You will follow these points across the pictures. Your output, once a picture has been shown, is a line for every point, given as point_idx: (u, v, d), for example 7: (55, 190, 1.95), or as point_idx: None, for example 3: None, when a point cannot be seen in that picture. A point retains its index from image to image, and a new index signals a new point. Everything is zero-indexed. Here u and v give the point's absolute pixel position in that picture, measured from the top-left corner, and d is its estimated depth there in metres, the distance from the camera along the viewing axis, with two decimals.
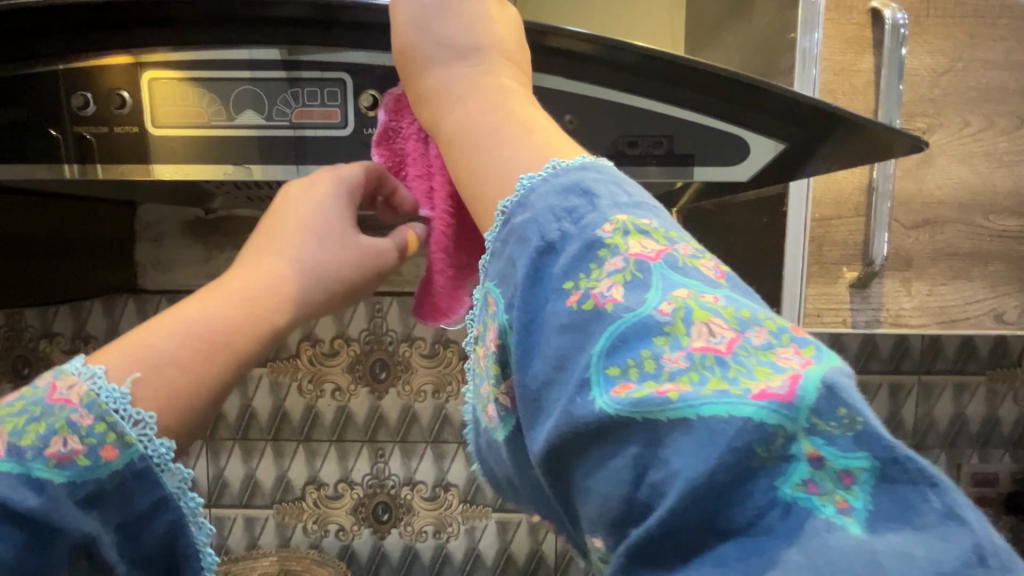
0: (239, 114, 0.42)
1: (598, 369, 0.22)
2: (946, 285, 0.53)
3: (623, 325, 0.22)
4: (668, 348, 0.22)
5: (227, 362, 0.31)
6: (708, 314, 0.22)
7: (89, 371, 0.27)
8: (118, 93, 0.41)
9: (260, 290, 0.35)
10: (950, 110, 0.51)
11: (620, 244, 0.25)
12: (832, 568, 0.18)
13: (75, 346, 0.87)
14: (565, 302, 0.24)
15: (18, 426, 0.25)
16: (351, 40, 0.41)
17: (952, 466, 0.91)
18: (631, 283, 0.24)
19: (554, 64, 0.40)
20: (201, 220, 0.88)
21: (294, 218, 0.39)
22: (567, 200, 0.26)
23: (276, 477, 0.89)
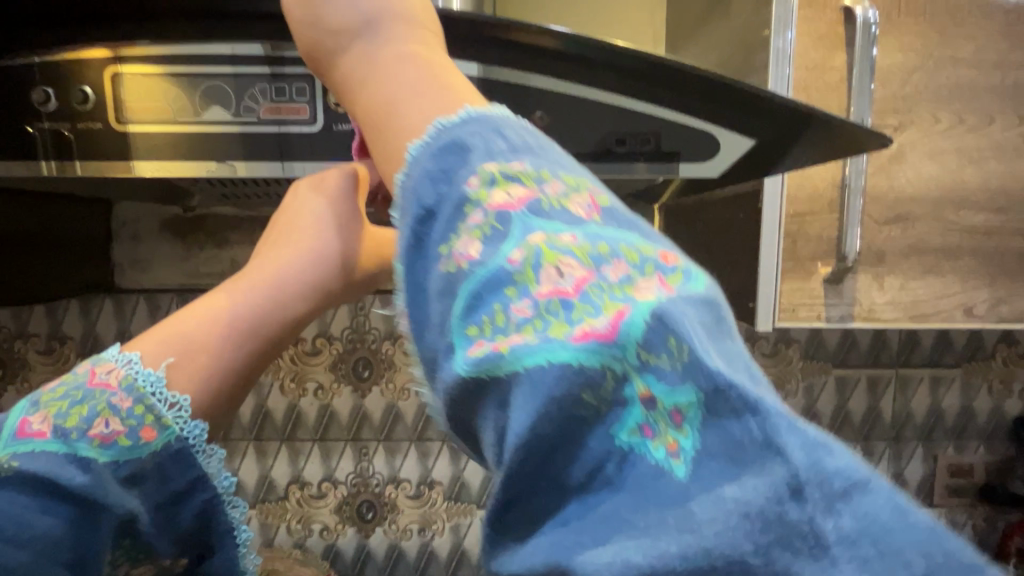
0: (205, 111, 0.41)
1: (460, 331, 0.24)
2: (918, 279, 0.54)
3: (477, 283, 0.24)
4: (516, 298, 0.24)
5: (253, 344, 0.35)
6: (557, 256, 0.24)
7: (127, 359, 0.32)
8: (80, 89, 0.40)
9: (280, 277, 0.38)
10: (920, 107, 0.52)
11: (483, 197, 0.26)
12: (651, 519, 0.20)
13: (51, 346, 0.86)
14: (434, 266, 0.26)
15: (64, 410, 0.30)
16: None
17: (928, 458, 0.93)
18: (488, 237, 0.25)
19: (521, 58, 0.39)
20: (180, 218, 0.87)
21: (306, 211, 0.42)
22: (440, 160, 0.27)
23: (258, 477, 0.88)
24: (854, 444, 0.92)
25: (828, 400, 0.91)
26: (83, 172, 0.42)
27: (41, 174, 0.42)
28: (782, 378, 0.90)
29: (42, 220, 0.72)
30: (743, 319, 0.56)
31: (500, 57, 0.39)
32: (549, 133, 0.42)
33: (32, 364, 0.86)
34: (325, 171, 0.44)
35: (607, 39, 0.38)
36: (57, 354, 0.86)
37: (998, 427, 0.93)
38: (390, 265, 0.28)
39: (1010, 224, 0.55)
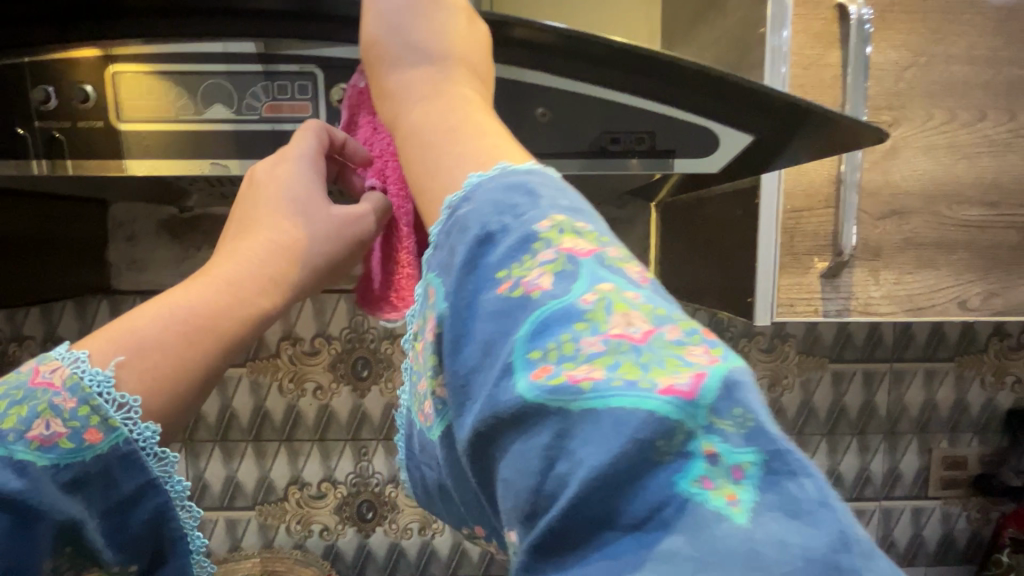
0: (208, 108, 0.41)
1: (521, 356, 0.23)
2: (913, 273, 0.55)
3: (547, 312, 0.23)
4: (587, 332, 0.23)
5: (209, 340, 0.34)
6: (628, 307, 0.23)
7: (73, 357, 0.31)
8: (83, 88, 0.40)
9: (236, 275, 0.36)
10: (914, 104, 0.53)
11: (554, 238, 0.25)
12: (714, 557, 0.18)
13: (47, 349, 0.85)
14: (495, 290, 0.25)
15: (2, 410, 0.28)
16: (327, 34, 0.40)
17: (923, 451, 0.94)
18: (560, 273, 0.24)
19: (526, 58, 0.40)
20: (176, 219, 0.87)
21: (263, 200, 0.40)
22: (510, 196, 0.27)
23: (257, 479, 0.88)
24: (850, 437, 0.93)
25: (824, 396, 0.92)
26: (80, 171, 0.42)
27: (30, 173, 0.42)
28: (779, 374, 0.90)
29: (37, 222, 0.72)
30: (741, 314, 0.56)
31: (501, 52, 0.40)
32: (549, 130, 0.42)
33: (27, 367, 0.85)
34: (282, 156, 0.41)
35: (607, 36, 0.38)
36: None
37: (992, 419, 0.95)
38: (439, 284, 0.27)
39: (1002, 217, 0.55)
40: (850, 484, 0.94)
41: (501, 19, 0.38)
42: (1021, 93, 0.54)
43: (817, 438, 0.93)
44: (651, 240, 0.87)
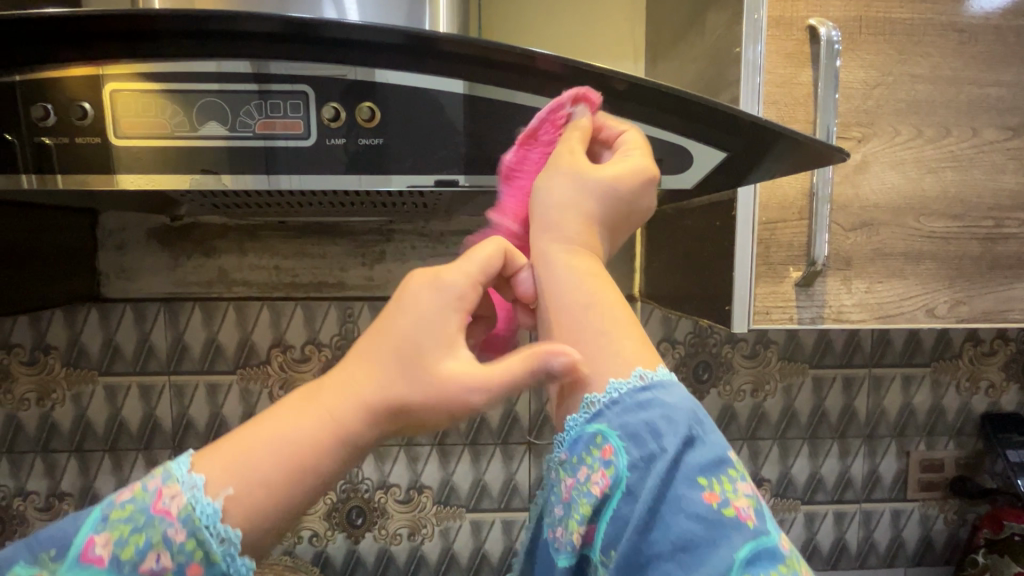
0: (202, 126, 0.43)
1: (733, 571, 0.31)
2: (883, 282, 0.57)
3: (751, 540, 0.32)
4: (785, 571, 0.31)
5: (312, 482, 0.32)
6: (795, 556, 0.33)
7: (190, 483, 0.31)
8: (79, 105, 0.41)
9: (346, 417, 0.33)
10: (881, 121, 0.56)
11: (743, 475, 0.35)
12: None
13: (36, 356, 0.85)
14: (702, 497, 0.32)
15: (124, 537, 0.30)
16: (305, 52, 0.40)
17: (900, 454, 0.97)
18: (756, 510, 0.33)
19: (510, 80, 0.42)
20: (167, 227, 0.87)
21: (394, 332, 0.34)
22: (704, 422, 0.36)
23: None
24: (831, 441, 0.95)
25: (806, 401, 0.94)
26: (65, 183, 0.43)
27: (19, 186, 0.43)
28: (762, 379, 0.93)
29: (26, 232, 0.72)
30: (719, 322, 0.58)
31: (480, 74, 0.41)
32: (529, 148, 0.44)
33: (16, 374, 0.85)
34: (437, 280, 0.36)
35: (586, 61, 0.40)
36: (42, 364, 0.86)
37: (968, 423, 0.97)
38: (629, 460, 0.34)
39: (967, 228, 0.58)
40: (831, 487, 0.96)
41: (477, 42, 0.39)
42: (982, 110, 0.57)
43: (798, 442, 0.95)
44: (636, 248, 0.89)
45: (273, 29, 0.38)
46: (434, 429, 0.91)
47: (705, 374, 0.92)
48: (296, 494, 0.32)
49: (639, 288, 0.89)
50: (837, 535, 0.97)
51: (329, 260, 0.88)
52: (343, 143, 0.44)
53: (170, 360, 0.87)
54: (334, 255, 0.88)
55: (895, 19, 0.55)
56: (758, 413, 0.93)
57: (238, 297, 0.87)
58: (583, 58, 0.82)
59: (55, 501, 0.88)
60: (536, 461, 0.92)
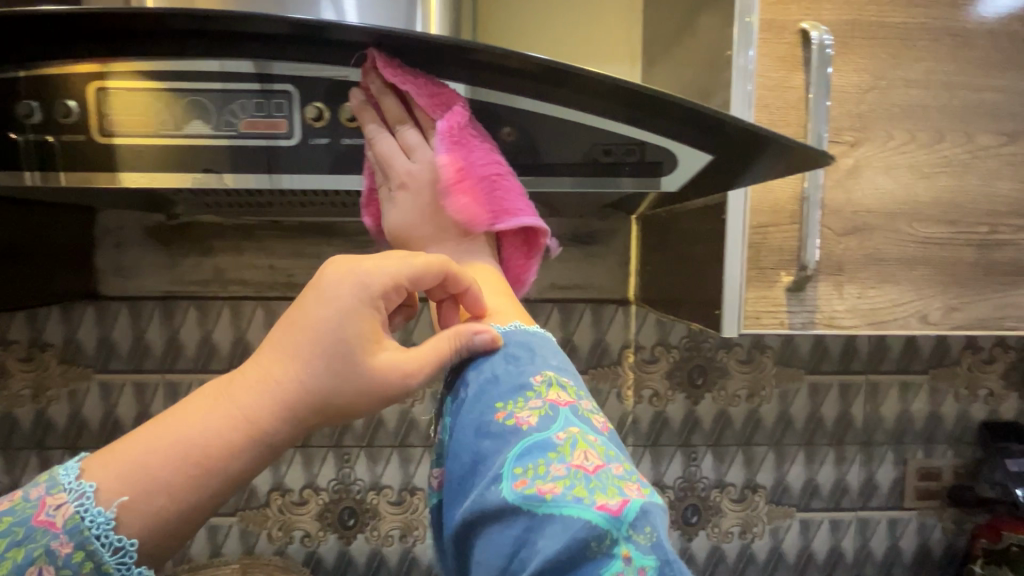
0: (187, 124, 0.43)
1: (505, 469, 0.34)
2: (876, 288, 0.57)
3: (530, 440, 0.34)
4: (556, 460, 0.33)
5: (218, 481, 0.32)
6: (586, 446, 0.34)
7: (79, 491, 0.31)
8: (64, 102, 0.41)
9: (254, 411, 0.33)
10: (875, 126, 0.55)
11: (542, 390, 0.37)
12: None
13: (32, 353, 0.86)
14: (493, 418, 0.36)
15: (2, 551, 0.29)
16: (294, 52, 0.39)
17: (898, 462, 0.96)
18: (542, 416, 0.35)
19: (500, 83, 0.41)
20: (163, 226, 0.87)
21: (308, 323, 0.35)
22: (516, 351, 0.39)
23: None
24: (827, 448, 0.95)
25: (802, 407, 0.93)
26: (68, 182, 0.44)
27: (25, 183, 0.45)
28: (757, 385, 0.92)
29: (14, 231, 0.73)
30: (709, 326, 0.58)
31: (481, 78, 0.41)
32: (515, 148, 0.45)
33: (12, 371, 0.86)
34: (355, 274, 0.37)
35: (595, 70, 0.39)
36: (38, 362, 0.86)
37: (966, 431, 0.96)
38: (452, 401, 0.40)
39: (962, 234, 0.57)
40: (827, 495, 0.95)
41: (485, 50, 0.38)
42: (978, 116, 0.56)
43: (794, 449, 0.94)
44: (632, 250, 0.89)
45: (269, 31, 0.37)
46: (427, 430, 0.90)
47: (700, 379, 0.91)
48: (200, 496, 0.32)
49: (634, 292, 0.89)
50: (833, 543, 0.96)
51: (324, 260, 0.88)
52: (327, 143, 0.45)
53: (164, 358, 0.87)
54: (330, 255, 0.88)
55: (889, 23, 0.54)
56: (754, 419, 0.93)
57: (233, 296, 0.87)
58: (578, 61, 0.82)
59: None
60: None
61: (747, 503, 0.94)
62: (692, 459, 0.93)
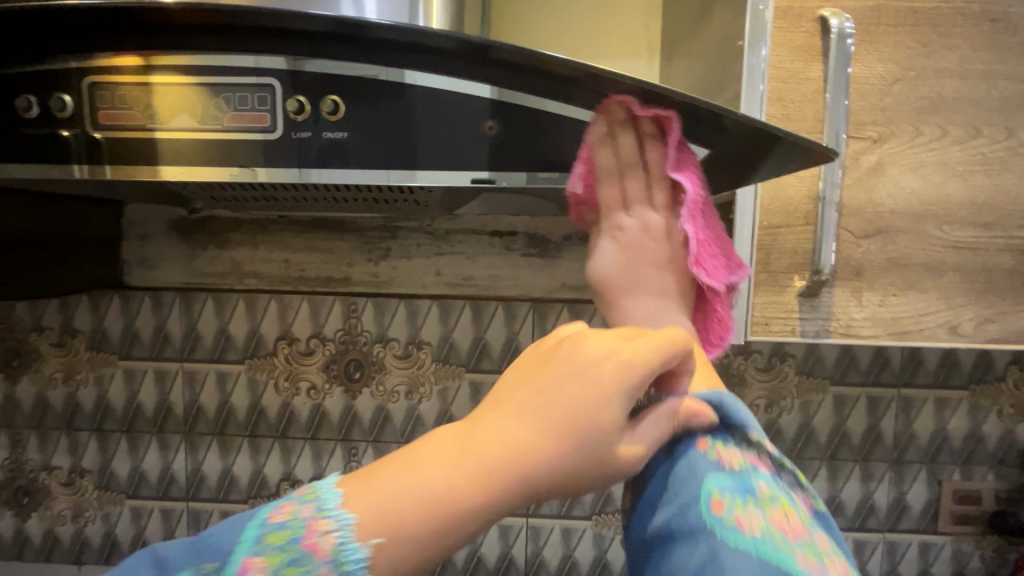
0: (173, 119, 0.44)
1: (710, 496, 0.40)
2: (898, 295, 0.53)
3: (734, 480, 0.41)
4: (757, 506, 0.40)
5: (455, 529, 0.33)
6: (782, 503, 0.41)
7: (340, 521, 0.32)
8: (60, 97, 0.43)
9: (501, 476, 0.34)
10: (900, 120, 0.51)
11: (746, 441, 0.43)
12: None
13: (63, 339, 0.90)
14: (704, 450, 0.42)
15: (279, 567, 0.31)
16: (310, 49, 0.42)
17: (931, 483, 0.89)
18: (743, 462, 0.42)
19: (491, 75, 0.41)
20: (185, 220, 0.90)
21: (560, 392, 0.37)
22: (727, 401, 0.44)
23: (251, 472, 0.92)
24: (853, 464, 0.89)
25: (825, 419, 0.88)
26: (107, 175, 0.45)
27: (73, 176, 0.45)
28: (777, 394, 0.88)
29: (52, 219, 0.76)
30: None
31: (470, 69, 0.41)
32: (498, 144, 0.43)
33: (46, 355, 0.91)
34: (613, 354, 0.38)
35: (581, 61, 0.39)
36: (69, 347, 0.91)
37: (1011, 452, 0.89)
38: None
39: (1000, 238, 0.52)
40: (851, 514, 0.90)
41: (466, 37, 0.39)
42: (1020, 109, 0.51)
43: (816, 464, 0.89)
44: None
45: (268, 23, 0.40)
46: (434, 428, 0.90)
47: None
48: (438, 543, 0.33)
49: None
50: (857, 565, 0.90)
51: (336, 256, 0.88)
52: (309, 138, 0.44)
53: (184, 348, 0.90)
54: (342, 250, 0.88)
55: (919, 9, 0.50)
56: (772, 430, 0.88)
57: (249, 289, 0.89)
58: (593, 56, 0.80)
59: (76, 477, 0.93)
60: None
61: None
62: None
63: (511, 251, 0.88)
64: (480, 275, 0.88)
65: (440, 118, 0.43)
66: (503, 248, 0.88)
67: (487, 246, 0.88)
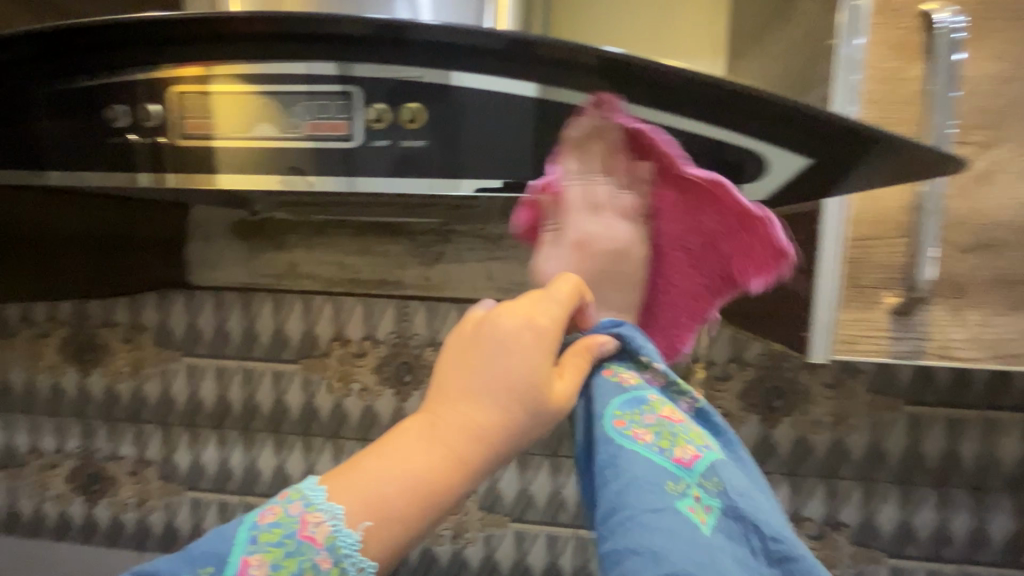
0: (254, 128, 0.44)
1: (609, 412, 0.41)
2: (1004, 315, 0.48)
3: (630, 395, 0.42)
4: (649, 413, 0.41)
5: (428, 506, 0.33)
6: (672, 408, 0.42)
7: (331, 513, 0.32)
8: (144, 107, 0.44)
9: (474, 454, 0.35)
10: (1013, 123, 0.47)
11: (644, 363, 0.45)
12: (696, 543, 0.34)
13: (132, 334, 0.94)
14: (604, 375, 0.43)
15: (279, 562, 0.31)
16: (374, 55, 0.41)
17: (1017, 514, 0.82)
18: (639, 378, 0.43)
19: (566, 78, 0.40)
20: (244, 221, 0.92)
21: (490, 361, 0.36)
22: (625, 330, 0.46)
23: (303, 470, 0.93)
24: (927, 490, 0.83)
25: (898, 440, 0.83)
26: (179, 182, 0.46)
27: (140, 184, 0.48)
28: (845, 413, 0.83)
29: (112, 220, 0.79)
30: (794, 348, 0.52)
31: (555, 75, 0.40)
32: None
33: (115, 349, 0.95)
34: (525, 316, 0.38)
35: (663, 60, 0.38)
36: (137, 342, 0.95)
37: None
38: None
39: None
40: (925, 543, 0.84)
41: (552, 41, 0.38)
42: None
43: (887, 488, 0.84)
44: None
45: (352, 35, 0.40)
46: None
47: (777, 402, 0.83)
48: (417, 521, 0.33)
49: None
50: None
51: (389, 259, 0.89)
52: (388, 146, 0.43)
53: (243, 346, 0.93)
54: (395, 253, 0.89)
55: None
56: (839, 450, 0.83)
57: (305, 291, 0.91)
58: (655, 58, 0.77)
59: (140, 467, 0.97)
60: None
61: (827, 542, 0.85)
62: None
63: None
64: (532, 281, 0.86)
65: (519, 124, 0.41)
66: None
67: None
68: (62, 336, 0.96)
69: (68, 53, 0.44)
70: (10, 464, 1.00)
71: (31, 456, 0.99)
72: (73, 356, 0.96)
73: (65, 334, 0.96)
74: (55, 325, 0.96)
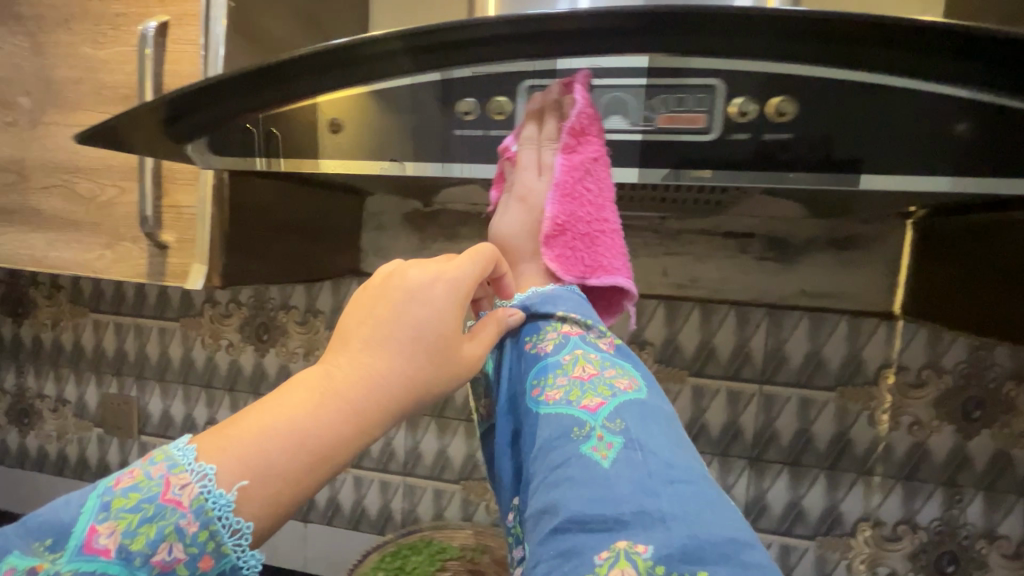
0: (606, 119, 0.43)
1: (531, 381, 0.50)
2: None
3: (546, 362, 0.50)
4: (563, 373, 0.48)
5: (327, 461, 0.35)
6: (583, 362, 0.49)
7: (202, 472, 0.32)
8: (464, 103, 0.44)
9: (363, 403, 0.37)
10: None
11: (559, 327, 0.52)
12: (597, 477, 0.41)
13: (307, 318, 1.00)
14: (528, 349, 0.52)
15: (134, 528, 0.31)
16: (725, 47, 0.36)
17: None
18: (556, 343, 0.51)
19: (966, 72, 0.34)
20: (418, 212, 0.95)
21: (395, 315, 0.41)
22: (542, 303, 0.54)
23: (465, 455, 0.97)
24: None
25: None
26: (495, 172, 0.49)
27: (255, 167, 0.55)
28: None
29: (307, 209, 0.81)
30: None
31: (971, 70, 0.34)
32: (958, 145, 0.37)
33: (291, 332, 1.01)
34: (437, 278, 0.43)
35: None
36: (311, 325, 1.00)
37: None
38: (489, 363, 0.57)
39: None
40: None
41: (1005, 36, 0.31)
42: None
43: None
44: (902, 260, 0.80)
45: (762, 27, 0.34)
46: None
47: (976, 412, 0.79)
48: (316, 473, 0.35)
49: (900, 304, 0.80)
50: None
51: None
52: (747, 140, 0.40)
53: None
54: None
55: None
56: None
57: None
58: None
59: None
60: (754, 478, 0.86)
61: None
62: (955, 501, 0.81)
63: (745, 254, 0.84)
64: (709, 278, 0.85)
65: (905, 119, 0.37)
66: (737, 251, 0.84)
67: (719, 248, 0.85)
68: (244, 317, 1.03)
69: (363, 58, 0.43)
70: (189, 434, 1.08)
71: (208, 427, 1.06)
72: (251, 336, 1.03)
73: (246, 315, 1.03)
74: (237, 306, 1.03)
